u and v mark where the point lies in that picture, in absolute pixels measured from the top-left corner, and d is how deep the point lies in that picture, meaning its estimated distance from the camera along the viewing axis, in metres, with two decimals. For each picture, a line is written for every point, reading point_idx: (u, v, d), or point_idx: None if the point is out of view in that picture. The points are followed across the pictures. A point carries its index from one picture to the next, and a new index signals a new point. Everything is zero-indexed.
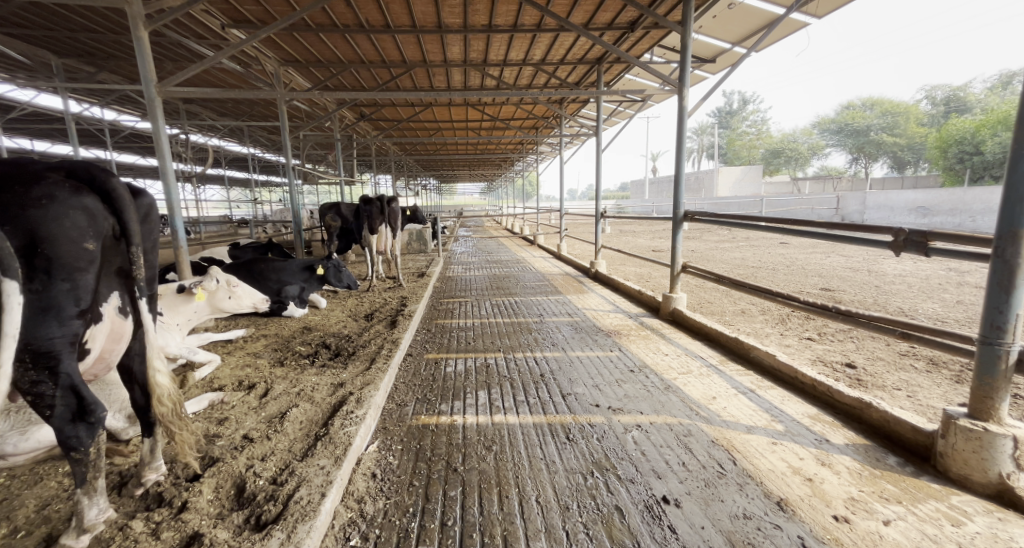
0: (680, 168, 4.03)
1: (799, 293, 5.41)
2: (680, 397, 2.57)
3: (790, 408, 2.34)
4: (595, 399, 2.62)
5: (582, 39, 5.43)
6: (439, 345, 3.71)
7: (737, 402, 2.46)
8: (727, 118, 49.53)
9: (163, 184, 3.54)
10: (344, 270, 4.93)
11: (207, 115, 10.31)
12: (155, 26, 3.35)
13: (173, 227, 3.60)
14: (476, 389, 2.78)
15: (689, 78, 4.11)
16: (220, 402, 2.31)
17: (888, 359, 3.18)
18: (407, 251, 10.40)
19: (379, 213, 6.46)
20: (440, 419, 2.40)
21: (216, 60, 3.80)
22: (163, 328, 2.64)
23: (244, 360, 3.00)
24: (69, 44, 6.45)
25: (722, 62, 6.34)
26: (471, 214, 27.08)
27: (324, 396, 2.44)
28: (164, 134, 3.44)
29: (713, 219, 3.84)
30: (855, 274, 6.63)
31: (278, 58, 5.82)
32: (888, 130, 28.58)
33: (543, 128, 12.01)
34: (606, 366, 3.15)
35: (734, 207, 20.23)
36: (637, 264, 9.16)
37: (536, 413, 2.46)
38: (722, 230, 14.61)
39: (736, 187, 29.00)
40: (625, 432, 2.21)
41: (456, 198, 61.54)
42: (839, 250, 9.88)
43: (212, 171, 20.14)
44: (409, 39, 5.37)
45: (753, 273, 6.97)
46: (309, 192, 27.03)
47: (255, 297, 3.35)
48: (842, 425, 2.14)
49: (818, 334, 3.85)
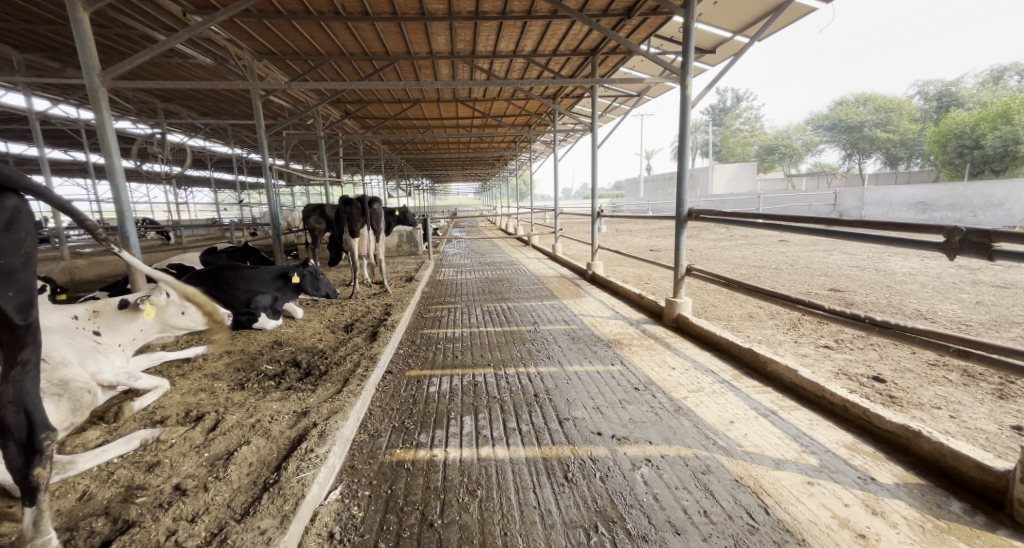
0: (683, 163, 3.72)
1: (808, 294, 5.12)
2: (693, 421, 2.26)
3: (821, 436, 2.03)
4: (597, 425, 2.29)
5: (576, 26, 5.10)
6: (422, 360, 3.37)
7: (759, 428, 2.14)
8: (720, 116, 49.67)
9: (111, 184, 3.18)
10: (322, 278, 4.52)
11: (187, 114, 9.92)
12: (95, 6, 2.99)
13: (123, 233, 3.24)
14: (462, 415, 2.45)
15: (691, 65, 3.79)
16: (154, 440, 1.95)
17: (918, 371, 2.87)
18: (398, 253, 10.07)
19: (359, 215, 6.08)
20: (417, 454, 2.06)
21: (169, 45, 3.42)
22: (99, 351, 2.26)
23: (199, 384, 2.64)
24: (27, 37, 6.04)
25: (722, 51, 6.06)
26: (465, 215, 26.75)
27: (283, 429, 2.09)
28: (109, 130, 3.10)
29: (721, 218, 3.52)
30: (863, 274, 6.34)
31: (252, 50, 5.45)
32: (881, 126, 28.29)
33: (536, 125, 11.73)
34: (608, 384, 2.83)
35: (731, 205, 20.05)
36: (634, 264, 8.89)
37: (530, 444, 2.14)
38: (720, 229, 14.32)
39: (731, 185, 28.91)
40: (633, 469, 1.89)
41: (450, 199, 61.55)
42: (842, 248, 9.62)
43: (197, 173, 19.71)
44: (391, 27, 5.02)
45: (756, 273, 6.68)
46: (301, 194, 26.79)
47: (215, 311, 2.97)
48: (887, 459, 1.82)
49: (836, 341, 3.55)
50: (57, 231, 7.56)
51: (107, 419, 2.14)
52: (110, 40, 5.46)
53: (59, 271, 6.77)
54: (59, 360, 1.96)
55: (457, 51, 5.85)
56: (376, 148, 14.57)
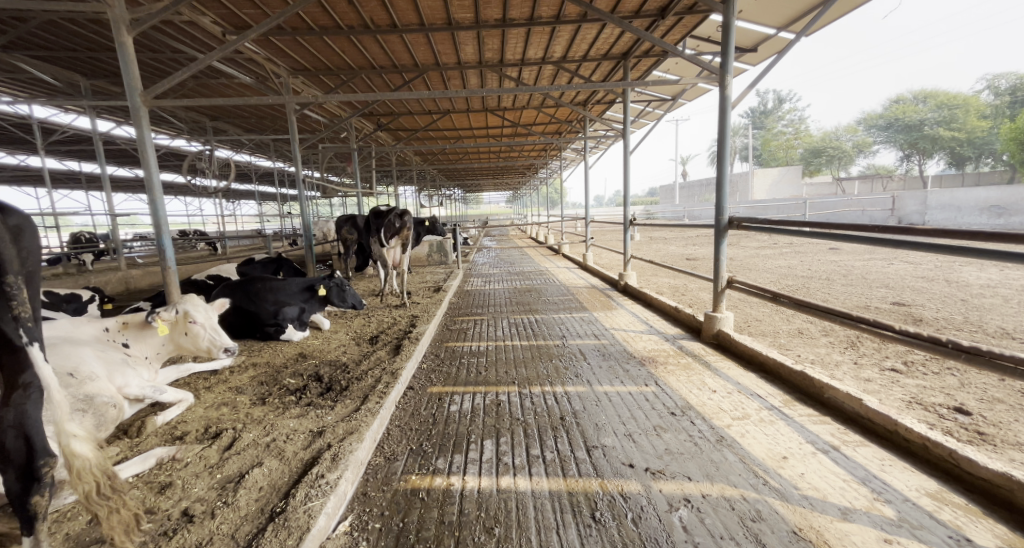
0: (723, 167, 3.44)
1: (866, 309, 4.65)
2: (738, 455, 2.00)
3: (896, 480, 1.73)
4: (628, 456, 2.08)
5: (606, 29, 4.95)
6: (445, 376, 3.27)
7: (818, 467, 1.86)
8: (761, 118, 47.72)
9: (150, 198, 3.31)
10: (348, 289, 4.42)
11: (234, 131, 10.54)
12: (138, 29, 3.14)
13: (160, 245, 3.35)
14: (483, 438, 2.31)
15: (731, 63, 3.54)
16: (170, 459, 1.92)
17: (1011, 402, 2.46)
18: (428, 262, 10.17)
19: (390, 226, 6.17)
20: (434, 482, 1.93)
21: (205, 63, 3.55)
22: (128, 363, 2.31)
23: (223, 397, 2.64)
24: (93, 65, 6.56)
25: (764, 50, 5.73)
26: (496, 224, 26.83)
27: (297, 450, 2.02)
28: (148, 146, 3.24)
29: (763, 226, 3.21)
30: (931, 285, 5.71)
31: (288, 67, 5.66)
32: (943, 123, 26.03)
33: (566, 133, 11.61)
34: (641, 407, 2.60)
35: (774, 211, 19.01)
36: (669, 274, 8.52)
37: (554, 474, 1.97)
38: (763, 237, 13.56)
39: (773, 190, 27.52)
40: (669, 510, 1.67)
41: (481, 208, 62.47)
42: (903, 257, 8.80)
43: (244, 188, 20.95)
44: (419, 39, 5.06)
45: (805, 284, 6.18)
46: (339, 205, 27.95)
47: (220, 339, 2.70)
48: (984, 513, 1.51)
49: (904, 364, 3.14)
50: (116, 243, 8.15)
51: (131, 434, 2.14)
52: (163, 63, 5.84)
53: (116, 281, 7.27)
54: (87, 374, 2.00)
55: (485, 60, 5.83)
56: (409, 160, 14.94)
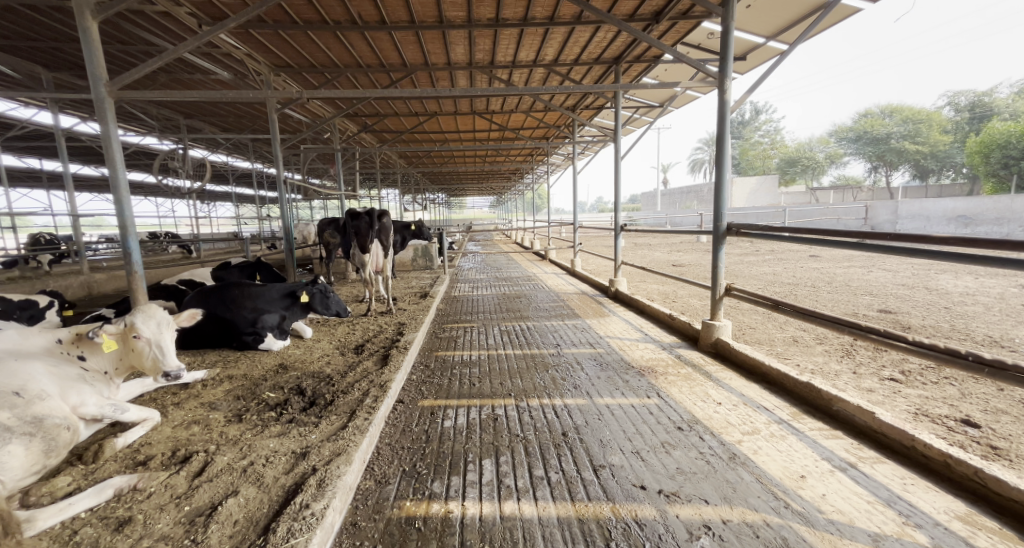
0: (722, 172, 3.39)
1: (856, 316, 4.69)
2: (754, 475, 1.90)
3: (923, 502, 1.65)
4: (639, 477, 1.95)
5: (600, 33, 4.91)
6: (437, 388, 3.09)
7: (839, 487, 1.78)
8: (738, 128, 49.12)
9: (115, 198, 3.05)
10: (332, 296, 4.07)
11: (209, 130, 10.12)
12: (104, 14, 2.89)
13: (127, 248, 3.09)
14: (481, 458, 2.14)
15: (729, 69, 3.51)
16: (130, 489, 1.69)
17: (1014, 412, 2.45)
18: (413, 267, 9.95)
19: (368, 228, 5.93)
20: (431, 509, 1.76)
21: (179, 53, 3.31)
22: (84, 380, 2.09)
23: (193, 415, 2.39)
24: (56, 56, 6.16)
25: (753, 58, 5.79)
26: (481, 229, 26.66)
27: (277, 476, 1.81)
28: (114, 141, 2.98)
29: (762, 233, 3.15)
30: (914, 293, 5.83)
31: (270, 63, 5.41)
32: (909, 138, 27.20)
33: (554, 137, 11.59)
34: (646, 421, 2.49)
35: (753, 218, 19.49)
36: (657, 280, 8.54)
37: (562, 499, 1.82)
38: (745, 244, 13.81)
39: (752, 198, 28.26)
40: (690, 539, 1.54)
41: (465, 211, 62.47)
42: (881, 264, 9.06)
43: (219, 189, 20.23)
44: (409, 37, 4.90)
45: (792, 291, 6.24)
46: (319, 209, 27.36)
47: (165, 360, 2.28)
48: (1020, 539, 1.44)
49: (902, 374, 3.13)
50: (78, 245, 7.64)
51: (85, 459, 1.89)
52: (133, 56, 5.51)
53: (78, 286, 6.83)
54: (36, 393, 1.77)
55: (476, 61, 5.71)
56: (392, 162, 14.69)
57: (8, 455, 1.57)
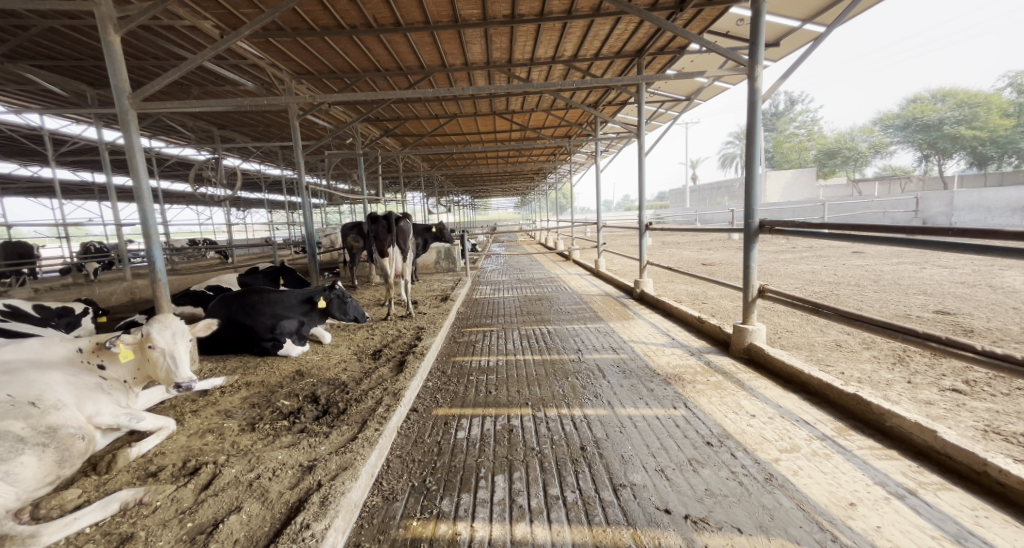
0: (753, 165, 3.14)
1: (908, 318, 4.29)
2: (795, 500, 1.70)
3: (1001, 540, 1.41)
4: (662, 499, 1.79)
5: (620, 24, 4.71)
6: (452, 395, 3.00)
7: (895, 518, 1.56)
8: (772, 120, 47.01)
9: (139, 207, 3.14)
10: (350, 301, 4.09)
11: (240, 140, 10.52)
12: (126, 27, 2.99)
13: (152, 256, 3.18)
14: (494, 474, 2.02)
15: (761, 56, 3.26)
16: (136, 503, 1.68)
17: None
18: (435, 269, 10.00)
19: (386, 233, 5.92)
20: (437, 530, 1.66)
21: (197, 62, 3.38)
22: (102, 389, 2.13)
23: (209, 423, 2.40)
24: (99, 74, 6.53)
25: (788, 44, 5.43)
26: (504, 230, 26.61)
27: (282, 490, 1.76)
28: (137, 151, 3.07)
29: (799, 230, 2.89)
30: (976, 292, 5.31)
31: (291, 71, 5.52)
32: (964, 122, 24.98)
33: (576, 135, 11.36)
34: (671, 435, 2.31)
35: (789, 213, 18.50)
36: (685, 280, 8.19)
37: (577, 522, 1.67)
38: (781, 241, 13.10)
39: (787, 192, 26.93)
40: None
41: (489, 213, 63.01)
42: (936, 261, 8.34)
43: (254, 196, 21.08)
44: (425, 38, 4.88)
45: (833, 291, 5.81)
46: (347, 213, 28.12)
47: (177, 372, 2.29)
48: None
49: (966, 384, 2.80)
50: (122, 252, 8.06)
51: (99, 470, 1.90)
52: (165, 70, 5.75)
53: (121, 292, 7.21)
54: (52, 403, 1.80)
55: (493, 60, 5.64)
56: (416, 166, 14.85)
57: (22, 467, 1.59)
